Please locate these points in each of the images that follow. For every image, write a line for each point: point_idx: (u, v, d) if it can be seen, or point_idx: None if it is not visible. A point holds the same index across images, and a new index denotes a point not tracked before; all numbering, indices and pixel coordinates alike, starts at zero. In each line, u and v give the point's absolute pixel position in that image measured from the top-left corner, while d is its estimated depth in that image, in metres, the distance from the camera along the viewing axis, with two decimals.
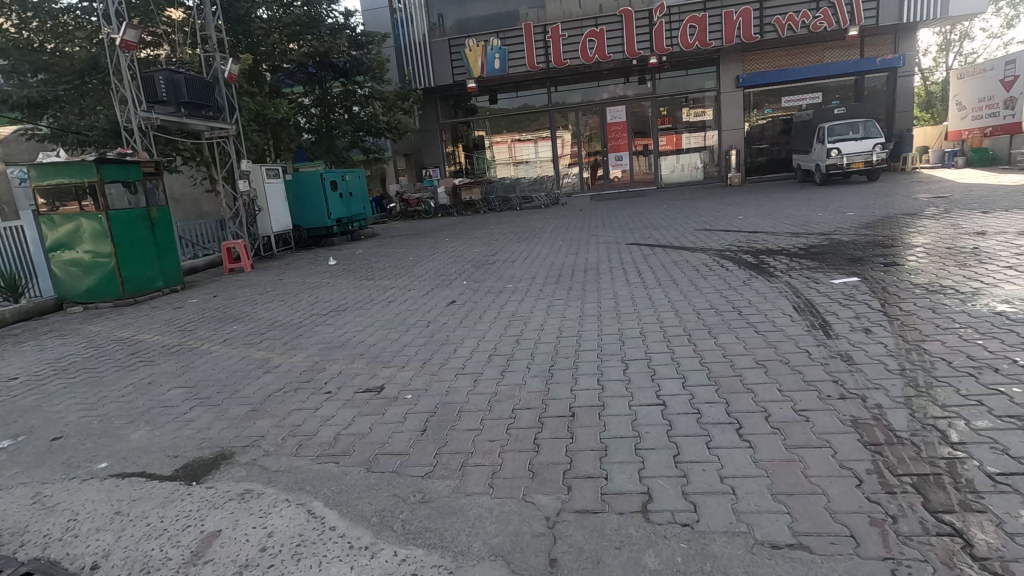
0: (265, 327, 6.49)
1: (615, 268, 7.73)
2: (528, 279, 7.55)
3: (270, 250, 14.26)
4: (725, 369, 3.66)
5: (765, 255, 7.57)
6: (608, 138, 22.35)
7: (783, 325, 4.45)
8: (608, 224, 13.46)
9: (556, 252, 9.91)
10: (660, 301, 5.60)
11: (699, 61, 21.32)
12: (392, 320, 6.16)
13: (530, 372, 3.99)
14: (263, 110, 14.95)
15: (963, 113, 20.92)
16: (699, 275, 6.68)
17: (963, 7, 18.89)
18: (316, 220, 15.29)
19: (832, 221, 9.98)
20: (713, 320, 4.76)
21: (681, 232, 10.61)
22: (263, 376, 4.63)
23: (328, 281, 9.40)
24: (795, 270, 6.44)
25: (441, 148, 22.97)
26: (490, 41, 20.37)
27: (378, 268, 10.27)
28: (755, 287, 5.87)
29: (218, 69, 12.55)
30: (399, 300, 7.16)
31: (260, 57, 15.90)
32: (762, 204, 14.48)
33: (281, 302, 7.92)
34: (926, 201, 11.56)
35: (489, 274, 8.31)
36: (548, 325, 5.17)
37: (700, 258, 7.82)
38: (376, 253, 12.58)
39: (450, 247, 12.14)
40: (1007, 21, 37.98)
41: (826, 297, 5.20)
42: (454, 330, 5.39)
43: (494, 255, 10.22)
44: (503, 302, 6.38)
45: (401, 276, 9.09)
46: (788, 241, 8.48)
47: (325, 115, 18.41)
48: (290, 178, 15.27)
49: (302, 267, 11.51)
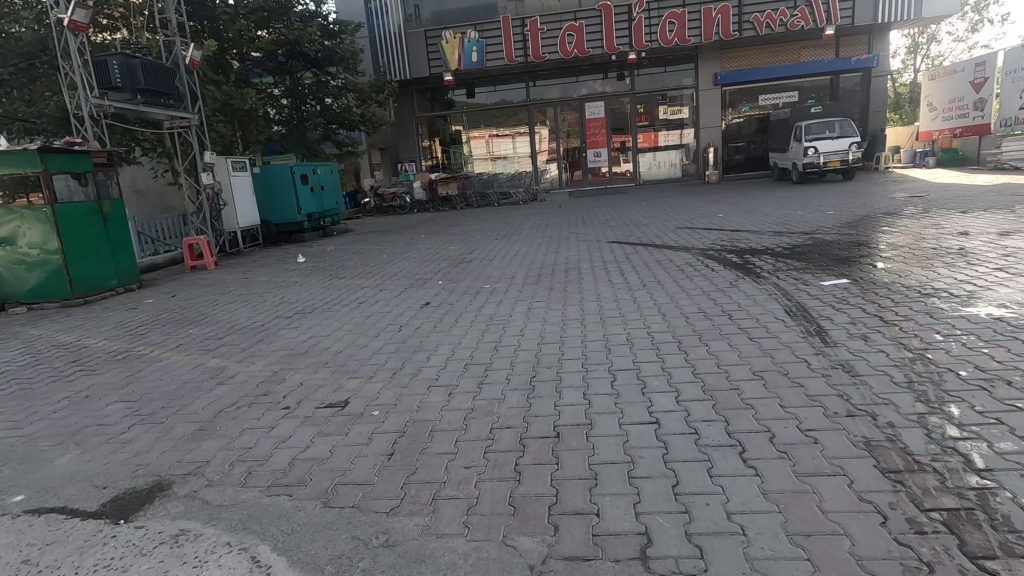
0: (224, 331, 6.02)
1: (597, 267, 7.45)
2: (507, 279, 7.22)
3: (237, 246, 13.63)
4: (721, 381, 3.39)
5: (749, 255, 7.37)
6: (586, 134, 22.11)
7: (776, 331, 4.21)
8: (587, 221, 13.21)
9: (536, 250, 9.60)
10: (646, 303, 5.32)
11: (678, 58, 21.21)
12: (362, 323, 5.76)
13: (510, 384, 3.65)
14: (230, 99, 14.29)
15: (934, 113, 21.19)
16: (684, 275, 6.44)
17: (935, 9, 19.12)
18: (286, 215, 14.69)
19: (813, 221, 9.88)
20: (703, 325, 4.50)
21: (663, 230, 10.40)
22: (215, 389, 4.20)
23: (296, 280, 8.92)
24: (782, 271, 6.25)
25: (417, 142, 22.48)
26: (467, 33, 19.91)
27: (350, 266, 9.82)
28: (743, 288, 5.65)
29: (178, 54, 11.89)
30: (371, 301, 6.76)
31: (226, 44, 15.21)
32: (741, 202, 14.41)
33: (243, 303, 7.44)
34: (903, 200, 11.58)
35: (466, 274, 7.95)
36: (528, 330, 4.84)
37: (683, 257, 7.59)
38: (348, 250, 12.10)
39: (425, 245, 11.73)
40: (972, 25, 38.90)
41: (818, 300, 4.99)
42: (428, 335, 5.03)
43: (472, 253, 9.87)
44: (480, 304, 6.03)
45: (373, 275, 8.67)
46: (771, 241, 8.31)
47: (296, 107, 17.76)
48: (258, 172, 14.62)
49: (270, 264, 10.98)
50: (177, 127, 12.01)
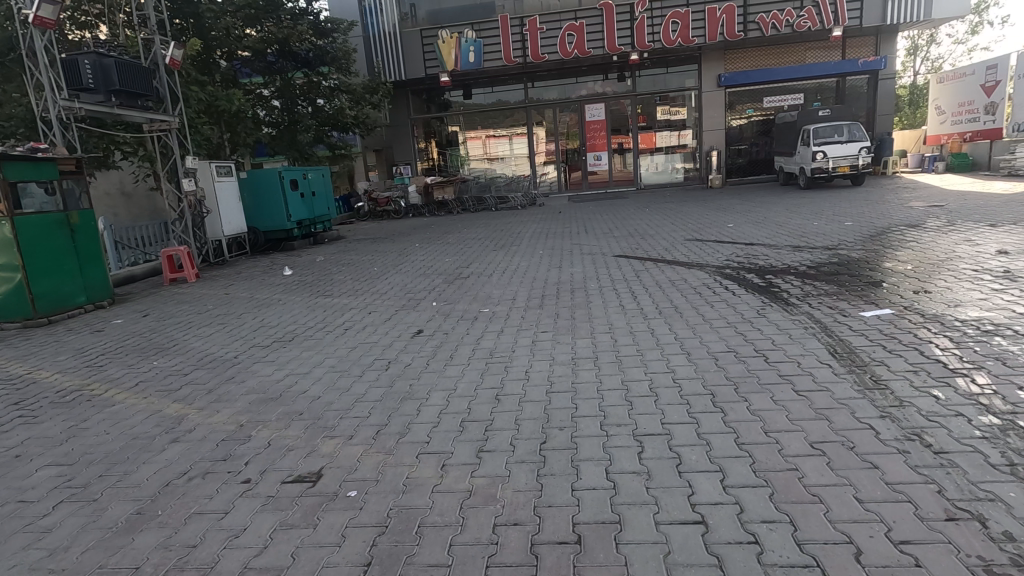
0: (192, 364, 5.37)
1: (605, 288, 6.84)
2: (508, 302, 6.60)
3: (221, 255, 12.87)
4: (773, 457, 2.78)
5: (772, 275, 6.77)
6: (586, 136, 21.51)
7: (823, 381, 3.62)
8: (589, 230, 12.62)
9: (538, 264, 8.99)
10: (665, 337, 4.73)
11: (680, 59, 20.64)
12: (347, 356, 5.14)
13: (516, 456, 3.04)
14: (215, 101, 13.62)
15: (942, 117, 20.66)
16: (702, 300, 5.84)
17: (945, 10, 18.55)
18: (274, 222, 14.03)
19: (830, 233, 9.30)
20: (737, 371, 3.89)
21: (671, 242, 9.79)
22: (167, 449, 3.57)
23: (280, 297, 8.28)
24: (812, 297, 5.65)
25: (412, 144, 21.86)
26: (464, 33, 19.30)
27: (338, 281, 9.18)
28: (772, 318, 5.07)
29: (158, 53, 11.22)
30: (359, 327, 6.14)
31: (212, 42, 14.50)
32: (749, 209, 13.85)
33: (219, 326, 6.80)
34: (921, 210, 11.03)
35: (463, 293, 7.34)
36: (533, 373, 4.21)
37: (699, 277, 6.98)
38: (338, 261, 11.47)
39: (419, 256, 11.11)
40: (972, 28, 38.63)
41: (864, 338, 4.39)
42: (420, 376, 4.41)
43: (468, 267, 9.25)
44: (479, 334, 5.41)
45: (363, 293, 8.03)
46: (791, 257, 7.72)
47: (286, 108, 17.12)
48: (244, 177, 13.96)
49: (255, 277, 10.34)
50: (156, 130, 11.35)
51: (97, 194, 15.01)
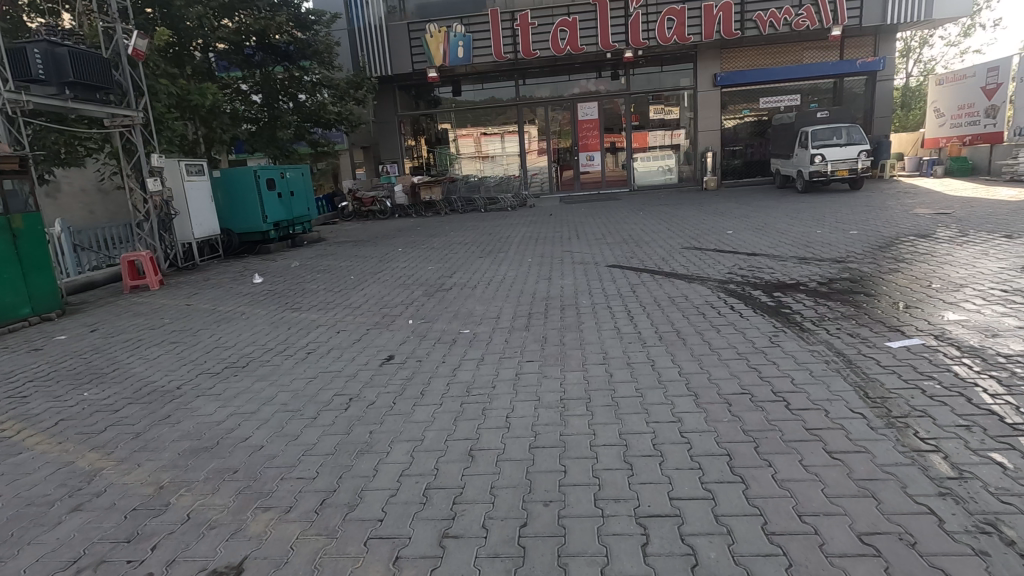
0: (127, 396, 4.70)
1: (599, 305, 6.24)
2: (492, 320, 5.99)
3: (192, 260, 12.15)
4: (813, 559, 2.19)
5: (780, 293, 6.20)
6: (579, 135, 20.89)
7: (859, 440, 3.03)
8: (582, 235, 12.02)
9: (527, 274, 8.37)
10: (668, 373, 4.14)
11: (675, 58, 20.09)
12: (304, 390, 4.48)
13: (489, 547, 2.43)
14: (187, 94, 12.84)
15: (941, 120, 20.27)
16: (706, 323, 5.27)
17: (946, 11, 18.10)
18: (249, 223, 13.29)
19: (836, 244, 8.75)
20: (755, 422, 3.31)
21: (668, 251, 9.22)
22: (63, 522, 2.90)
23: (245, 310, 7.59)
24: (830, 322, 5.07)
25: (400, 142, 21.12)
26: (452, 27, 18.64)
27: (310, 292, 8.51)
28: (787, 347, 4.49)
29: (119, 43, 10.45)
30: (324, 349, 5.50)
31: (186, 32, 13.78)
32: (748, 214, 13.32)
33: (170, 345, 6.12)
34: (928, 218, 10.53)
35: (443, 308, 6.71)
36: (515, 420, 3.59)
37: (701, 293, 6.40)
38: (314, 267, 10.80)
39: (400, 263, 10.47)
40: (965, 30, 38.56)
41: (897, 377, 3.81)
42: (384, 420, 3.79)
43: (451, 277, 8.63)
44: (457, 362, 4.80)
45: (334, 307, 7.37)
46: (799, 272, 7.15)
47: (267, 103, 16.27)
48: (218, 175, 13.20)
49: (224, 284, 9.64)
50: (118, 126, 10.55)
51: (71, 190, 14.28)
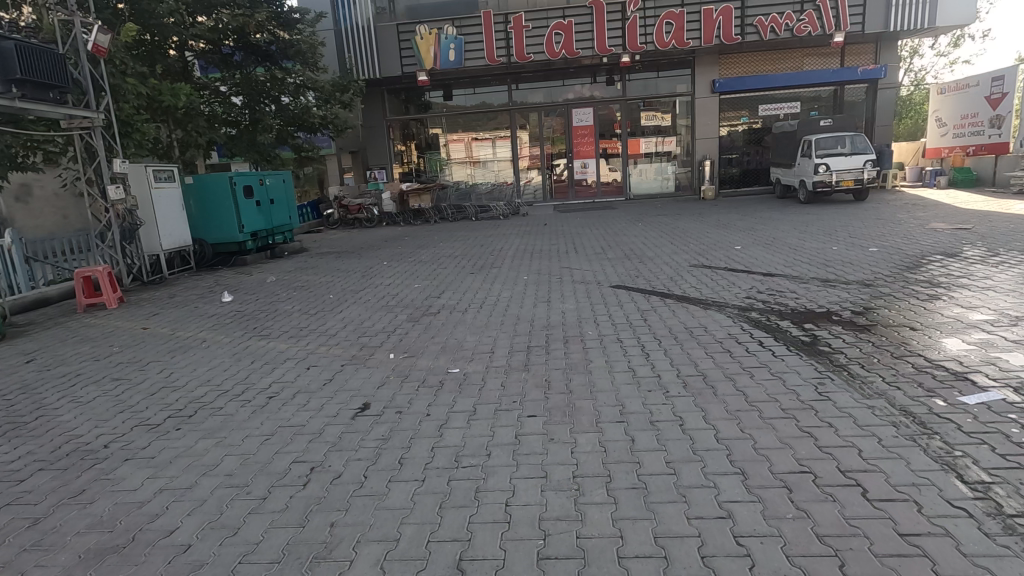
0: (40, 458, 3.85)
1: (607, 337, 5.49)
2: (486, 356, 5.20)
3: (159, 273, 11.29)
4: None
5: (812, 325, 5.49)
6: (573, 142, 20.18)
7: (977, 557, 2.28)
8: (578, 248, 11.29)
9: (524, 295, 7.60)
10: (703, 439, 3.39)
11: (673, 63, 19.49)
12: (256, 453, 3.67)
13: None
14: (157, 94, 11.87)
15: (943, 130, 19.79)
16: (734, 365, 4.53)
17: (950, 19, 17.57)
18: (223, 233, 12.42)
19: (857, 263, 8.06)
20: (829, 522, 2.56)
21: (675, 270, 8.51)
22: None
23: (205, 337, 6.74)
24: (880, 365, 4.35)
25: (388, 147, 20.35)
26: (444, 29, 17.95)
27: (282, 314, 7.67)
28: (839, 402, 3.76)
29: (78, 38, 9.57)
30: (289, 393, 4.68)
31: (158, 29, 12.86)
32: (753, 227, 12.68)
33: (111, 384, 5.26)
34: (947, 234, 9.91)
35: (429, 338, 5.93)
36: (518, 511, 2.82)
37: (721, 324, 5.68)
38: (291, 282, 9.96)
39: (384, 279, 9.66)
40: (954, 40, 38.70)
41: (993, 450, 3.06)
42: (350, 506, 2.99)
43: (439, 298, 7.84)
44: (443, 417, 4.00)
45: (307, 334, 6.56)
46: (827, 297, 6.45)
47: (248, 106, 15.39)
48: (190, 182, 12.32)
49: (189, 303, 8.79)
50: (77, 128, 9.73)
51: (43, 194, 13.31)
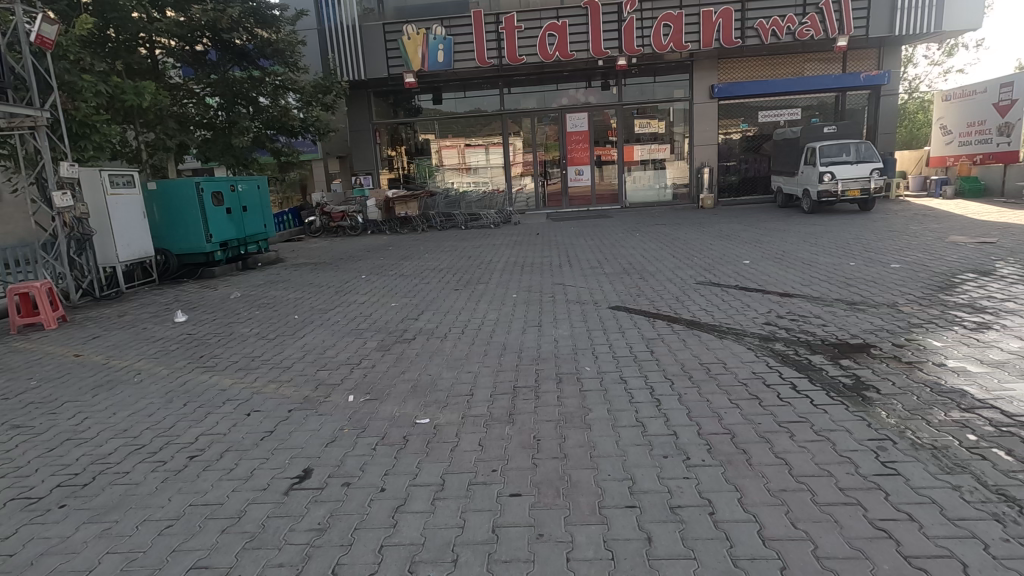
0: None
1: (609, 375, 4.62)
2: (463, 402, 4.31)
3: (116, 287, 10.34)
4: None
5: (849, 361, 4.65)
6: (567, 148, 19.39)
7: None
8: (573, 261, 10.45)
9: (512, 318, 6.72)
10: (743, 540, 2.53)
11: (670, 68, 18.77)
12: (144, 553, 2.75)
13: None
14: (119, 93, 10.89)
15: (948, 137, 19.19)
16: (766, 419, 3.68)
17: (957, 22, 16.91)
18: (189, 243, 11.46)
19: (883, 282, 7.25)
20: None
21: (680, 288, 7.67)
22: None
23: (141, 369, 5.80)
24: (949, 422, 3.50)
25: (375, 152, 19.50)
26: (432, 29, 17.17)
27: (237, 338, 6.75)
28: (913, 479, 2.91)
29: (20, 28, 8.64)
30: (217, 453, 3.77)
31: (123, 24, 11.98)
32: (759, 239, 11.89)
33: (7, 435, 4.31)
34: (971, 249, 9.15)
35: (399, 375, 5.04)
36: None
37: (742, 360, 4.82)
38: (256, 299, 9.03)
39: (359, 296, 8.75)
40: (948, 49, 38.51)
41: None
42: None
43: (416, 320, 6.96)
44: (402, 495, 3.11)
45: (258, 365, 5.65)
46: (859, 325, 5.62)
47: (224, 107, 14.49)
48: (153, 188, 11.37)
49: (137, 324, 7.83)
50: (19, 128, 8.78)
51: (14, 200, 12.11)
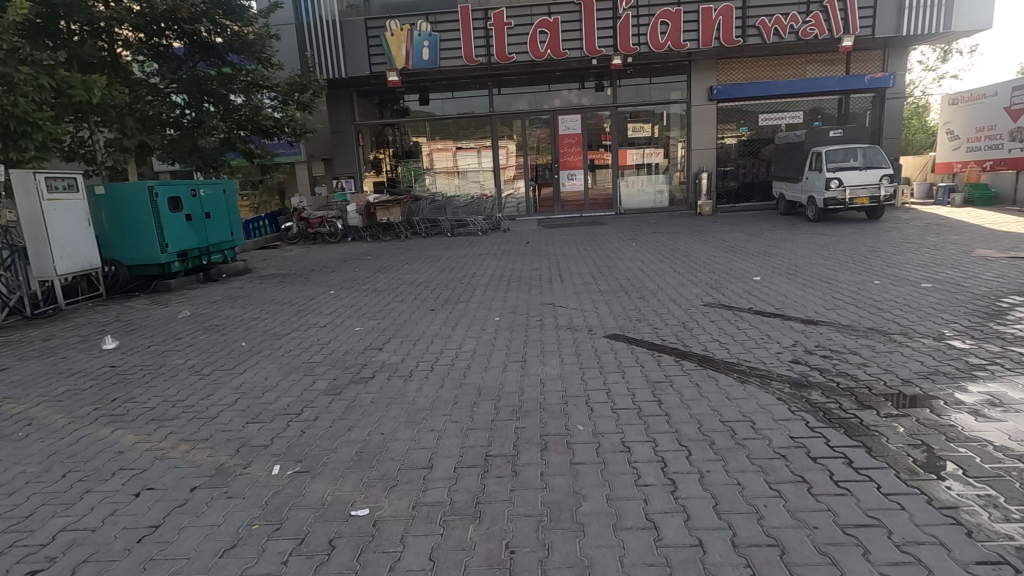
0: None
1: (609, 440, 3.61)
2: (418, 481, 3.29)
3: (51, 304, 9.21)
4: None
5: (913, 422, 3.66)
6: (560, 151, 18.41)
7: None
8: (564, 276, 9.46)
9: (493, 349, 5.71)
10: None
11: (666, 68, 17.86)
12: None
13: None
14: (67, 88, 9.71)
15: (955, 142, 18.39)
16: (823, 521, 2.70)
17: (966, 23, 16.09)
18: (142, 253, 10.37)
19: (920, 307, 6.32)
20: None
21: (687, 312, 6.68)
22: None
23: (33, 417, 4.73)
24: None
25: (358, 154, 18.45)
26: (417, 25, 16.19)
27: (166, 373, 5.69)
28: None
29: None
30: (68, 568, 2.72)
31: (74, 13, 10.91)
32: (767, 250, 10.95)
33: None
34: (1005, 265, 8.27)
35: (345, 433, 3.99)
36: None
37: (776, 417, 3.82)
38: (205, 320, 7.95)
39: (321, 317, 7.72)
40: (943, 56, 38.24)
41: None
42: None
43: (380, 351, 5.93)
44: None
45: (176, 414, 4.60)
46: (909, 365, 4.66)
47: (191, 106, 13.43)
48: (102, 192, 10.28)
49: (58, 351, 6.73)
50: None
51: None
